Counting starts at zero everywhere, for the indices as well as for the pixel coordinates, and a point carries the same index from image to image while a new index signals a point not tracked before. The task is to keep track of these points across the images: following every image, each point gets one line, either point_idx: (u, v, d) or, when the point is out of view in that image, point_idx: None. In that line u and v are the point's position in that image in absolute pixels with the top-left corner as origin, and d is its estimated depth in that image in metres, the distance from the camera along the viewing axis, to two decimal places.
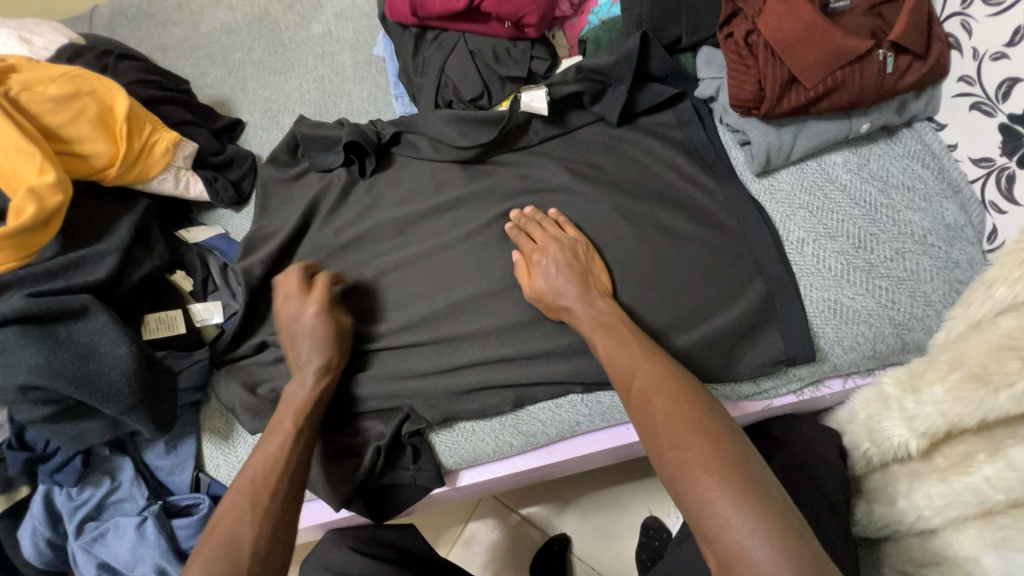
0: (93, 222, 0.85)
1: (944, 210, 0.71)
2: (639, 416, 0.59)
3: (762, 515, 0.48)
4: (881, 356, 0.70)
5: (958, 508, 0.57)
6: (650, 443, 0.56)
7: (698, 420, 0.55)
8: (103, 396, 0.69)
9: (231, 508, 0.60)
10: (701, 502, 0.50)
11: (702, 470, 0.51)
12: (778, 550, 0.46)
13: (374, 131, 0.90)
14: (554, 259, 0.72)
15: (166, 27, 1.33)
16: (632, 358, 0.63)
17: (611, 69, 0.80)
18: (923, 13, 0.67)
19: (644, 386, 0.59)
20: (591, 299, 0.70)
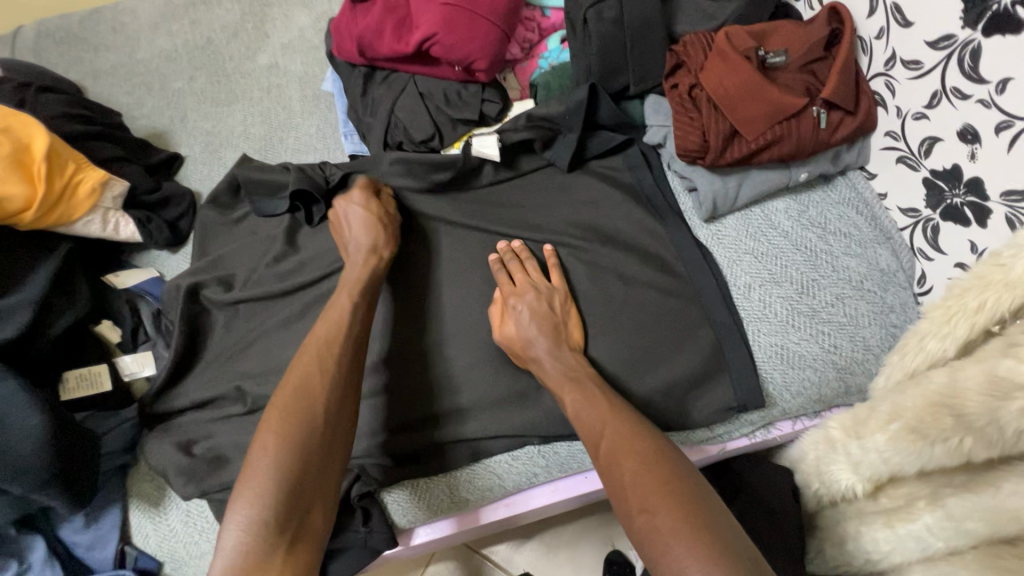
0: (7, 272, 0.77)
1: (878, 256, 0.74)
2: (610, 481, 0.58)
3: None
4: (826, 399, 0.72)
5: (903, 553, 0.58)
6: (620, 507, 0.56)
7: (668, 484, 0.54)
8: (8, 473, 0.62)
9: (303, 364, 0.65)
10: (674, 573, 0.49)
11: (674, 539, 0.50)
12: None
13: (323, 177, 0.88)
14: (528, 305, 0.72)
15: (97, 52, 1.25)
16: (601, 417, 0.62)
17: (560, 118, 0.81)
18: (851, 71, 0.71)
19: (614, 450, 0.59)
20: (560, 354, 0.70)
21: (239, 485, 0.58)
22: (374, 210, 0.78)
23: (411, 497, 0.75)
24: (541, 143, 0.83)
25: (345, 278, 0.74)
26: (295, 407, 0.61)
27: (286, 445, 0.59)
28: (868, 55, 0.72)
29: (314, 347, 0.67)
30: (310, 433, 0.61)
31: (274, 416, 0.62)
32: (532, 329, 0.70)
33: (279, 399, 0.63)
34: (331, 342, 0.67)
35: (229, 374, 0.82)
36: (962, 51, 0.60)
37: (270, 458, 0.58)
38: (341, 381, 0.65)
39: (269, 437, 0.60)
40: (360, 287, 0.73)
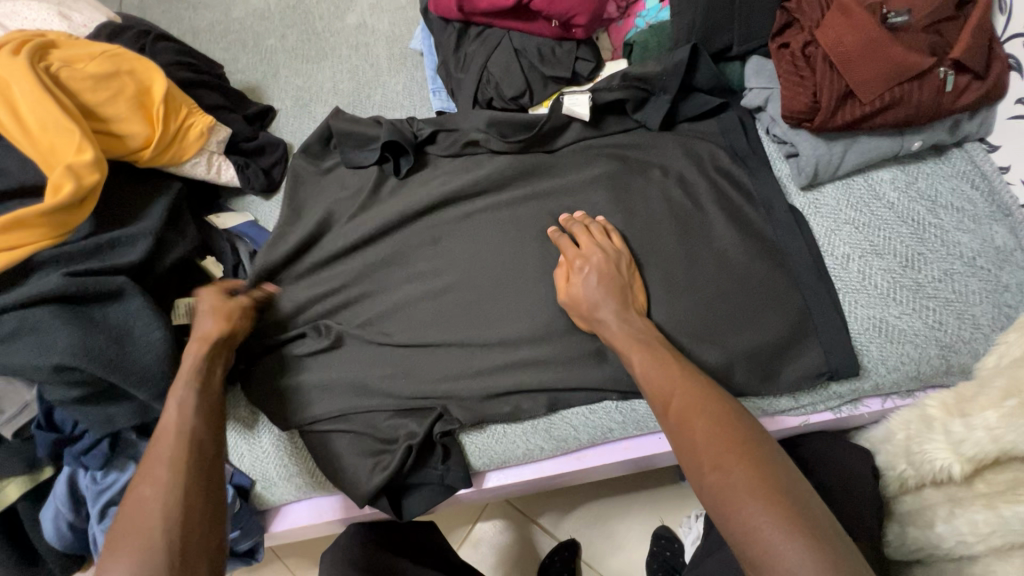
0: (129, 204, 0.84)
1: (993, 233, 0.70)
2: (678, 438, 0.57)
3: (812, 548, 0.46)
4: (924, 378, 0.69)
5: (1004, 535, 0.57)
6: (688, 464, 0.55)
7: (743, 444, 0.53)
8: (136, 381, 0.68)
9: (157, 459, 0.56)
10: (749, 528, 0.48)
11: (749, 496, 0.49)
12: None
13: (411, 130, 0.91)
14: (595, 267, 0.71)
15: (197, 11, 1.31)
16: (671, 378, 0.61)
17: (656, 78, 0.80)
18: (984, 33, 0.67)
19: (686, 408, 0.58)
20: (627, 316, 0.69)
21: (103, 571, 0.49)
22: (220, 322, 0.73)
23: (489, 441, 0.77)
24: (634, 104, 0.82)
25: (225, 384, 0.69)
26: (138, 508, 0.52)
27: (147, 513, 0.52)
28: (1006, 13, 0.68)
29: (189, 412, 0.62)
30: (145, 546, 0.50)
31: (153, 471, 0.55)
32: (598, 291, 0.70)
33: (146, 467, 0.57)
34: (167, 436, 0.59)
35: (316, 314, 0.85)
36: None
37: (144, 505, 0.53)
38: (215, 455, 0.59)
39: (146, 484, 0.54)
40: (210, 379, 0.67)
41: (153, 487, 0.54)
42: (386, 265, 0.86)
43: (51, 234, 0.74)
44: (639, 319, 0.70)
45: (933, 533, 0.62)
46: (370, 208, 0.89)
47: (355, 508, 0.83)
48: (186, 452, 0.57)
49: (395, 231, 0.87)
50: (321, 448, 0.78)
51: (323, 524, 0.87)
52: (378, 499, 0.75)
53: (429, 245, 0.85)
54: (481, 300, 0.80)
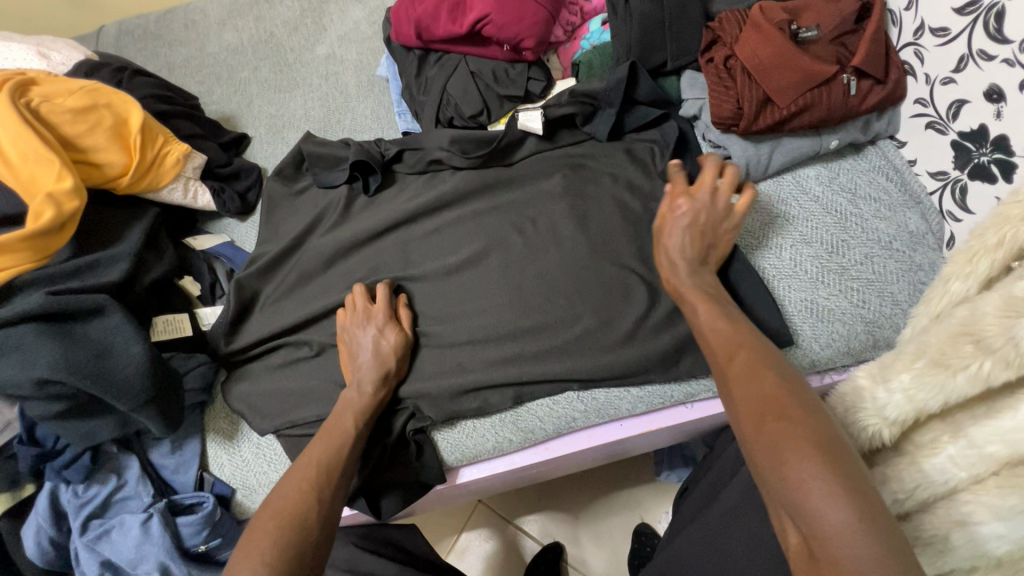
0: (107, 230, 0.88)
1: (907, 219, 0.78)
2: (734, 392, 0.57)
3: (866, 510, 0.45)
4: (855, 353, 0.75)
5: (927, 488, 0.62)
6: (748, 415, 0.54)
7: (803, 404, 0.53)
8: (116, 393, 0.71)
9: (304, 463, 0.69)
10: (803, 478, 0.48)
11: (810, 451, 0.49)
12: (875, 545, 0.43)
13: (378, 150, 0.96)
14: (692, 213, 0.73)
15: (172, 47, 1.37)
16: (737, 334, 0.62)
17: (602, 95, 0.87)
18: (881, 42, 0.75)
19: (754, 363, 0.58)
20: (700, 273, 0.72)
21: (248, 533, 0.62)
22: (390, 332, 0.80)
23: (462, 436, 0.81)
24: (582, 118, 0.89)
25: (349, 406, 0.75)
26: (296, 495, 0.64)
27: (287, 532, 0.61)
28: (897, 26, 0.78)
29: (319, 445, 0.71)
30: (302, 530, 0.62)
31: (305, 468, 0.68)
32: (685, 239, 0.72)
33: (279, 493, 0.65)
34: (319, 448, 0.71)
35: (291, 326, 0.88)
36: (988, 15, 0.65)
37: (296, 496, 0.65)
38: (341, 477, 0.69)
39: (299, 477, 0.67)
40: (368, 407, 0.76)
41: (300, 480, 0.66)
42: (357, 276, 0.90)
43: (32, 258, 0.77)
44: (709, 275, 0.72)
45: None
46: (341, 224, 0.94)
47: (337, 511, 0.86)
48: (332, 458, 0.70)
49: (364, 244, 0.92)
50: (299, 455, 0.81)
51: None
52: (356, 499, 0.79)
53: (399, 256, 0.90)
54: (449, 303, 0.85)
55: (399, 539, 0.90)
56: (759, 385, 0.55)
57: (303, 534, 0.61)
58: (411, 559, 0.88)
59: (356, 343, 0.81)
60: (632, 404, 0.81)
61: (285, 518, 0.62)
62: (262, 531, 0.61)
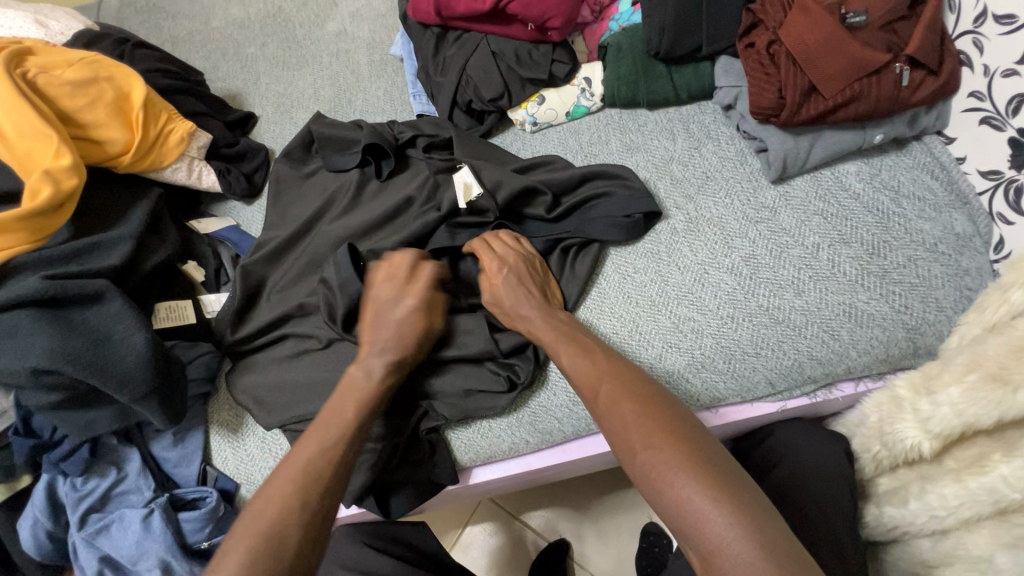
0: (107, 210, 0.83)
1: (953, 220, 0.73)
2: (608, 422, 0.55)
3: (738, 510, 0.45)
4: (894, 360, 0.71)
5: (972, 508, 0.58)
6: (621, 453, 0.53)
7: (667, 420, 0.52)
8: (116, 383, 0.67)
9: (296, 465, 0.57)
10: (681, 504, 0.46)
11: (683, 473, 0.47)
12: (757, 543, 0.43)
13: (392, 133, 0.92)
14: (513, 270, 0.74)
15: (175, 20, 1.31)
16: (596, 365, 0.60)
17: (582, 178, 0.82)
18: (936, 31, 0.71)
19: (611, 395, 0.56)
20: (550, 310, 0.72)
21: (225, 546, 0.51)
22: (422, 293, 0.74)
23: (476, 435, 0.78)
24: (553, 201, 0.81)
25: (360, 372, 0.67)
26: (283, 504, 0.54)
27: (269, 528, 0.52)
28: (955, 12, 0.73)
29: (312, 440, 0.60)
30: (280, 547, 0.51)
31: (296, 467, 0.57)
32: (517, 297, 0.72)
33: (260, 501, 0.54)
34: (313, 446, 0.60)
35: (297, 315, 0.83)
36: None
37: (280, 503, 0.54)
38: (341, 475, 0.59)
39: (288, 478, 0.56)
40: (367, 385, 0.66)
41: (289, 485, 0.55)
42: None
43: (29, 238, 0.74)
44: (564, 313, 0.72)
45: (906, 511, 0.64)
46: (351, 211, 0.89)
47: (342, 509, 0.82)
48: (327, 455, 0.59)
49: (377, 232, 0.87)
50: None
51: None
52: (365, 500, 0.74)
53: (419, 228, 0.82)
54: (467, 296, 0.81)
55: (407, 535, 0.87)
56: (623, 408, 0.54)
57: (286, 530, 0.52)
58: (420, 558, 0.85)
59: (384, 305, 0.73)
60: None
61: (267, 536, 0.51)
62: (249, 526, 0.52)
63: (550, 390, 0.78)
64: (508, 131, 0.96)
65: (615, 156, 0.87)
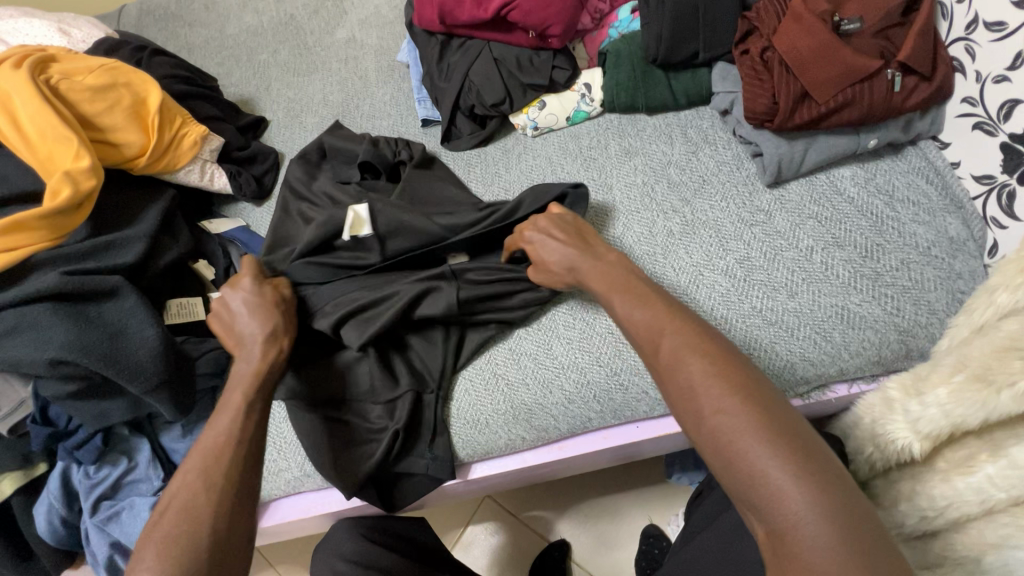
0: (124, 211, 0.87)
1: (947, 224, 0.74)
2: (672, 382, 0.52)
3: (815, 481, 0.43)
4: (886, 362, 0.72)
5: (961, 508, 0.59)
6: (688, 415, 0.50)
7: (742, 382, 0.49)
8: (128, 374, 0.70)
9: (190, 469, 0.56)
10: (754, 472, 0.44)
11: (757, 442, 0.45)
12: (832, 518, 0.41)
13: (391, 151, 0.95)
14: (546, 230, 0.74)
15: (192, 28, 1.35)
16: (660, 319, 0.56)
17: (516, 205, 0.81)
18: (929, 37, 0.72)
19: (679, 352, 0.52)
20: (598, 255, 0.68)
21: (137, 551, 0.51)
22: (262, 293, 0.74)
23: (477, 432, 0.79)
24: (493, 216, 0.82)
25: (238, 374, 0.65)
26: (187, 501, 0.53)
27: (183, 527, 0.51)
28: (948, 20, 0.74)
29: (205, 437, 0.59)
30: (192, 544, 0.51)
31: (189, 466, 0.56)
32: (561, 249, 0.70)
33: (170, 503, 0.54)
34: (208, 440, 0.58)
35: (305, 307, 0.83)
36: None
37: (181, 504, 0.53)
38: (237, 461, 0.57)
39: (191, 474, 0.55)
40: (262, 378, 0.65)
41: (193, 483, 0.55)
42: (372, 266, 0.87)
43: (49, 237, 0.78)
44: (614, 256, 0.69)
45: (897, 512, 0.64)
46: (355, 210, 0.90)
47: (343, 503, 0.84)
48: (225, 443, 0.58)
49: None
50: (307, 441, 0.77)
51: (312, 520, 0.89)
52: (366, 489, 0.78)
53: (416, 224, 0.82)
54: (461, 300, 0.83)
55: (405, 530, 0.88)
56: (694, 369, 0.50)
57: (199, 527, 0.52)
58: (415, 551, 0.86)
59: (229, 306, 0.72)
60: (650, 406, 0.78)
61: (180, 533, 0.51)
62: (164, 524, 0.52)
63: (545, 388, 0.79)
64: (510, 135, 0.98)
65: (613, 160, 0.89)
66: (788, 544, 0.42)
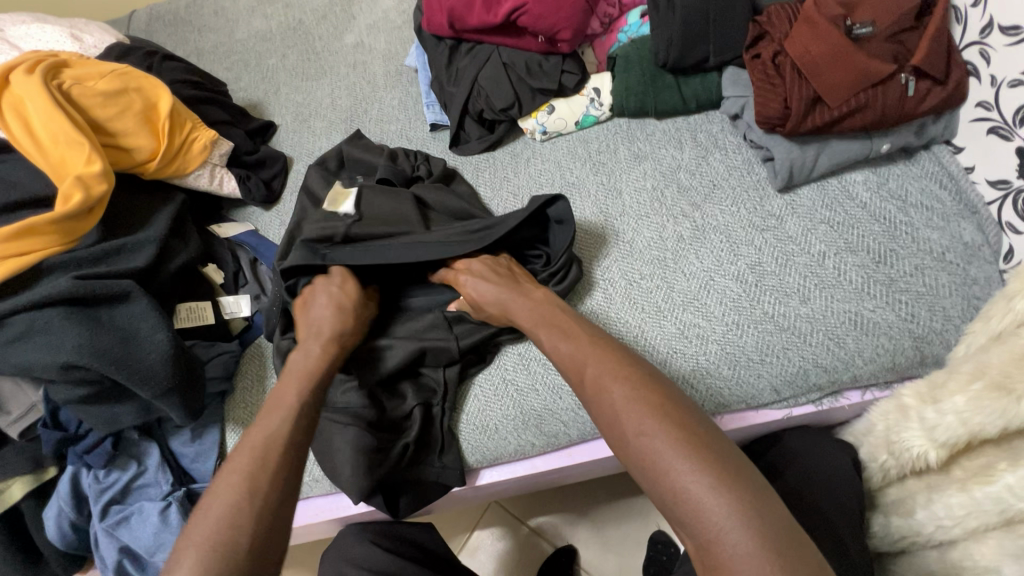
0: (136, 215, 0.87)
1: (961, 229, 0.73)
2: (601, 410, 0.55)
3: (732, 492, 0.45)
4: (901, 368, 0.71)
5: (979, 517, 0.58)
6: (617, 441, 0.53)
7: (662, 402, 0.52)
8: (139, 379, 0.70)
9: (232, 471, 0.56)
10: (677, 490, 0.46)
11: (677, 458, 0.47)
12: (752, 526, 0.43)
13: (409, 167, 0.94)
14: (477, 272, 0.77)
15: (201, 33, 1.36)
16: (583, 351, 0.61)
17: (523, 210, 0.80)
18: (943, 41, 0.71)
19: (602, 379, 0.56)
20: (528, 293, 0.72)
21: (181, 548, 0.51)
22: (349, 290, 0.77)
23: (484, 441, 0.79)
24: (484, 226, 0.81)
25: (294, 366, 0.69)
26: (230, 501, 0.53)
27: (222, 526, 0.52)
28: (962, 23, 0.73)
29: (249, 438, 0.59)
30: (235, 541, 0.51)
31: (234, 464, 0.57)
32: (489, 289, 0.74)
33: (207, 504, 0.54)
34: (252, 440, 0.59)
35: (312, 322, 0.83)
36: None
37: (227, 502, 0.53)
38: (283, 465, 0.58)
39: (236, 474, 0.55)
40: (313, 377, 0.68)
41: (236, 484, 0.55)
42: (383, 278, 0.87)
43: (62, 241, 0.78)
44: (542, 292, 0.73)
45: (913, 521, 0.63)
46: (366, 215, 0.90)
47: (351, 508, 0.84)
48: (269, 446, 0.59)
49: None
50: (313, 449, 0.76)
51: (321, 525, 0.89)
52: (374, 497, 0.76)
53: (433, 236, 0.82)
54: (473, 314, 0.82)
55: (412, 535, 0.88)
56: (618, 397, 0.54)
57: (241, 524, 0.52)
58: (425, 557, 0.86)
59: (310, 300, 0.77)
60: None
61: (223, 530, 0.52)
62: (203, 521, 0.52)
63: (555, 393, 0.78)
64: (519, 140, 0.98)
65: (623, 165, 0.89)
66: (714, 557, 0.44)
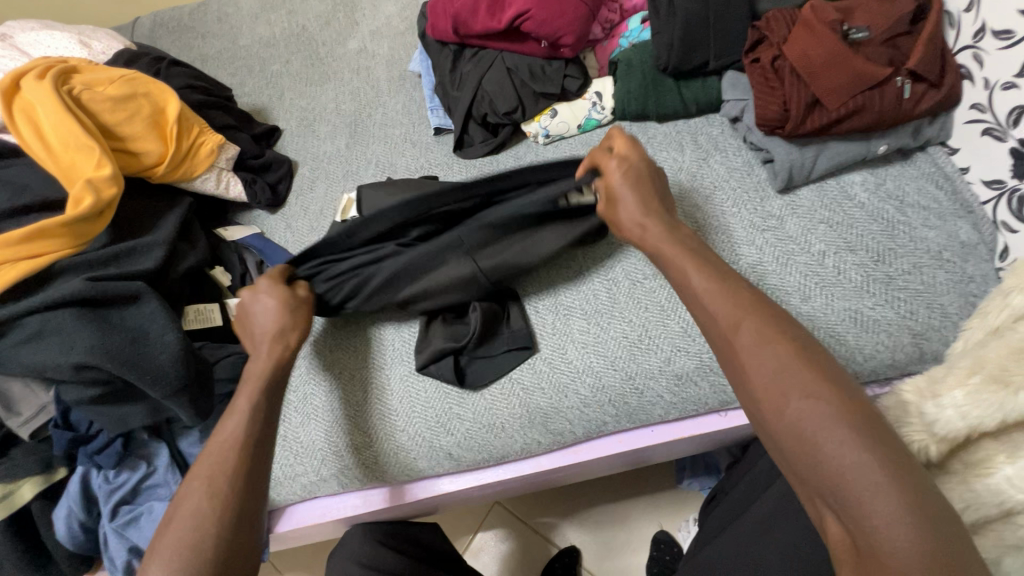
0: (144, 218, 0.88)
1: (958, 228, 0.75)
2: (743, 372, 0.50)
3: (902, 483, 0.40)
4: (901, 364, 0.73)
5: (979, 509, 0.59)
6: (762, 408, 0.48)
7: (827, 374, 0.46)
8: (150, 379, 0.71)
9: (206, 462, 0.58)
10: (837, 472, 0.42)
11: (841, 439, 0.42)
12: (921, 524, 0.39)
13: None
14: (625, 169, 0.72)
15: (205, 39, 1.38)
16: (740, 310, 0.52)
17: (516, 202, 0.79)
18: (937, 45, 0.73)
19: (756, 344, 0.49)
20: (655, 209, 0.68)
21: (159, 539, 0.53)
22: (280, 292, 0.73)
23: (489, 438, 0.80)
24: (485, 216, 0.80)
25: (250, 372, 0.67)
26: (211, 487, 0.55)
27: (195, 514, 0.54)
28: (955, 28, 0.75)
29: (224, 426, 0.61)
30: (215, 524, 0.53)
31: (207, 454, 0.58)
32: (634, 199, 0.69)
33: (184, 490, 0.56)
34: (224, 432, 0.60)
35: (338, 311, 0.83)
36: None
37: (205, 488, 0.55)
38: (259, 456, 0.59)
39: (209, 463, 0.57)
40: (265, 377, 0.66)
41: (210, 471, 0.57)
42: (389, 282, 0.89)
43: (72, 243, 0.79)
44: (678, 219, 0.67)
45: None
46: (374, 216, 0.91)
47: (357, 508, 0.84)
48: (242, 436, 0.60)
49: None
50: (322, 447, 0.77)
51: (326, 525, 0.89)
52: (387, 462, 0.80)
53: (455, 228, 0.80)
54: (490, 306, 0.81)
55: (416, 534, 0.89)
56: (771, 362, 0.48)
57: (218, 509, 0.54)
58: (426, 555, 0.87)
59: (247, 312, 0.73)
60: (665, 409, 0.78)
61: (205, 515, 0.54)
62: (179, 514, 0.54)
63: (561, 392, 0.79)
64: (522, 143, 0.99)
65: None
66: (875, 554, 0.39)
